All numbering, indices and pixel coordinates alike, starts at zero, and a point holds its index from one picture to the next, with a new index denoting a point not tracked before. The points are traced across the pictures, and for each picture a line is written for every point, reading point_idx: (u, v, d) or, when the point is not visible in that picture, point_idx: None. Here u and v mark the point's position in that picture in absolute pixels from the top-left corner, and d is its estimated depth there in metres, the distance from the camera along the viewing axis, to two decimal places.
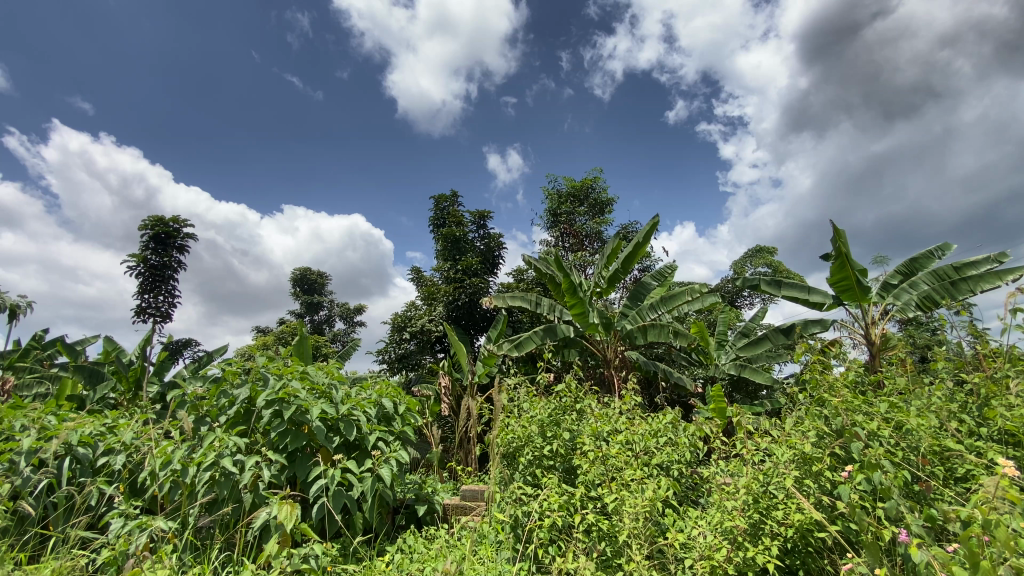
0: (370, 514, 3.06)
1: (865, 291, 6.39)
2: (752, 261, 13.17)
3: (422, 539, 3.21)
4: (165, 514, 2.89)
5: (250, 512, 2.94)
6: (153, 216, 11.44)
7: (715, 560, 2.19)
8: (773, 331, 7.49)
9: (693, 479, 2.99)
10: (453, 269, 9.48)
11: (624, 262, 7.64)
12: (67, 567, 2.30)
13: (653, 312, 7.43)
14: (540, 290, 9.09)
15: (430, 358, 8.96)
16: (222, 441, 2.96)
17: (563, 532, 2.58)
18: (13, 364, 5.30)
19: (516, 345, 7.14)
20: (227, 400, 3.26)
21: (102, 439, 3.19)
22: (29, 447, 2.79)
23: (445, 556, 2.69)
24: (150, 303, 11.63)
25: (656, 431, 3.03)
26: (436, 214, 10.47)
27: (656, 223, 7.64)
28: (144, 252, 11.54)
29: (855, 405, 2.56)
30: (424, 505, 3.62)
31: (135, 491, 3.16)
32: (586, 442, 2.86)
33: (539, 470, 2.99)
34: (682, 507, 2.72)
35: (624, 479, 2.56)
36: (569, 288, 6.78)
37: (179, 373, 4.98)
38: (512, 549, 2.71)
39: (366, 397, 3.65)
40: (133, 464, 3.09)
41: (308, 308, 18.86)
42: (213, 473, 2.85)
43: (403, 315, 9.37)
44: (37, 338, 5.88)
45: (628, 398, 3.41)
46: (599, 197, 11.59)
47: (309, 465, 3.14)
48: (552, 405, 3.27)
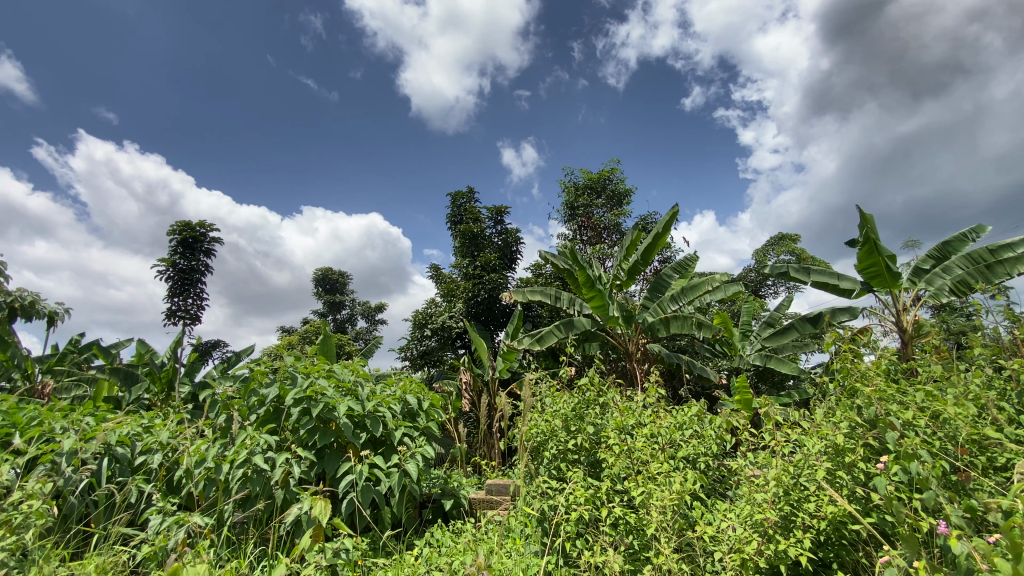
0: (398, 509, 3.11)
1: (896, 276, 6.20)
2: (775, 249, 12.91)
3: (450, 533, 3.24)
4: (202, 510, 2.98)
5: (282, 507, 3.00)
6: (180, 221, 11.77)
7: (746, 553, 2.17)
8: (800, 319, 7.33)
9: (720, 472, 2.95)
10: (471, 265, 9.52)
11: (644, 253, 7.56)
12: (111, 563, 2.39)
13: (675, 303, 7.35)
14: (559, 284, 9.07)
15: (451, 354, 9.04)
16: (254, 439, 3.04)
17: (591, 525, 2.57)
18: (52, 367, 5.52)
19: (537, 339, 7.14)
20: (257, 399, 3.35)
21: (139, 439, 3.31)
22: (71, 447, 2.91)
23: (473, 549, 2.71)
24: (180, 306, 11.97)
25: (682, 423, 3.01)
26: (453, 210, 10.50)
27: (676, 213, 7.54)
28: (173, 256, 11.89)
29: (889, 394, 2.49)
30: (450, 499, 3.66)
31: (173, 489, 3.27)
32: (611, 436, 2.85)
33: (564, 464, 2.99)
34: (711, 499, 2.69)
35: (651, 472, 2.53)
36: (587, 281, 6.75)
37: (209, 373, 5.12)
38: (540, 543, 2.72)
39: (391, 393, 3.71)
40: (170, 462, 3.20)
41: (330, 308, 19.16)
42: (246, 470, 2.93)
43: (423, 312, 9.46)
44: (75, 343, 6.10)
45: (653, 390, 3.38)
46: (617, 189, 11.49)
47: (339, 461, 3.21)
48: (575, 398, 3.25)
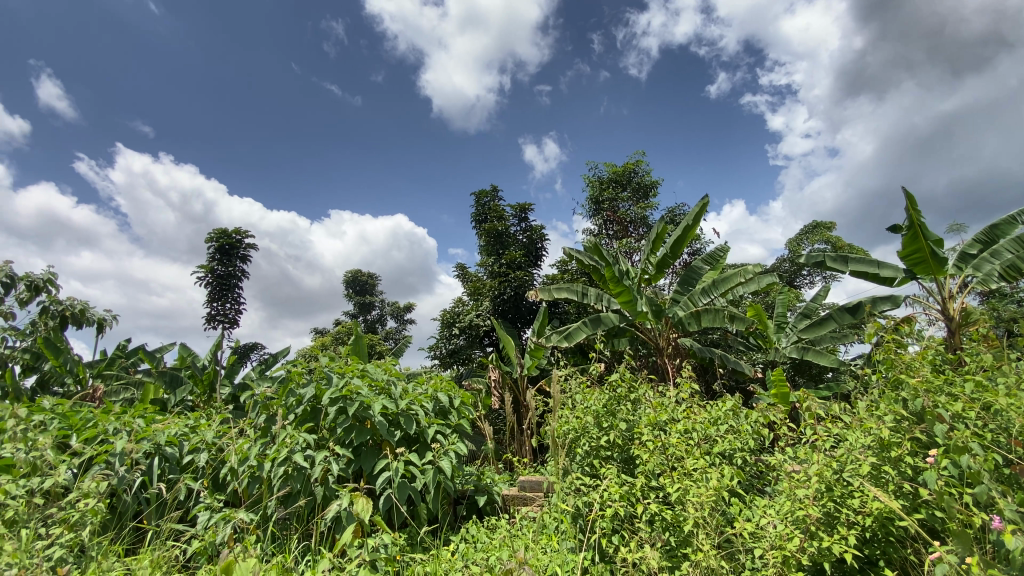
0: (433, 505, 3.16)
1: (941, 262, 5.93)
2: (809, 238, 12.53)
3: (484, 529, 3.27)
4: (247, 506, 3.09)
5: (323, 504, 3.09)
6: (218, 229, 12.22)
7: (787, 550, 2.12)
8: (838, 310, 7.09)
9: (758, 467, 2.89)
10: (497, 264, 9.55)
11: (673, 246, 7.44)
12: (164, 558, 2.51)
13: (706, 296, 7.23)
14: (586, 280, 9.01)
15: (479, 352, 9.10)
16: (294, 438, 3.13)
17: (626, 522, 2.56)
18: (102, 372, 5.82)
19: (565, 336, 7.12)
20: (295, 399, 3.45)
21: (186, 439, 3.46)
22: (124, 448, 3.07)
23: (509, 545, 2.74)
24: (219, 311, 12.42)
25: (717, 419, 2.96)
26: (478, 209, 10.55)
27: (705, 203, 7.40)
28: (211, 263, 12.33)
29: (937, 385, 2.39)
30: (484, 495, 3.69)
31: (219, 486, 3.40)
32: (644, 432, 2.82)
33: (596, 460, 2.98)
34: (749, 496, 2.64)
35: (687, 468, 2.50)
36: (614, 277, 6.68)
37: (248, 375, 5.30)
38: (576, 539, 2.73)
39: (423, 392, 3.77)
40: (216, 461, 3.34)
41: (361, 309, 19.58)
42: (287, 468, 3.03)
43: (451, 311, 9.56)
44: (123, 348, 6.40)
45: (686, 385, 3.33)
46: (643, 181, 11.35)
47: (375, 458, 3.28)
48: (606, 394, 3.22)
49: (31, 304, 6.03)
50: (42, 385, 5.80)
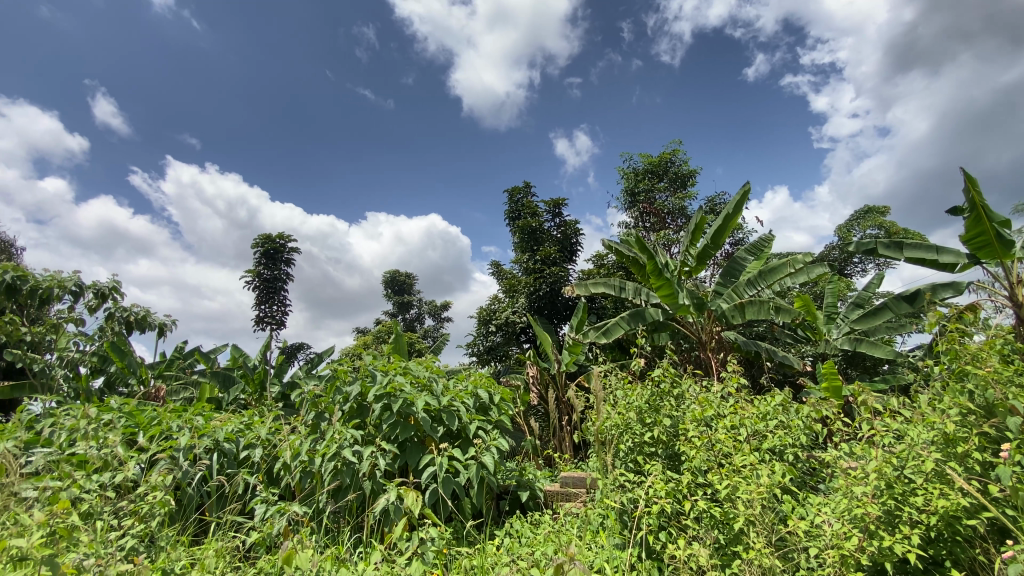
0: (477, 500, 3.20)
1: (1008, 245, 5.53)
2: (860, 223, 11.92)
3: (528, 524, 3.29)
4: (300, 499, 3.23)
5: (372, 497, 3.18)
6: (263, 234, 12.75)
7: (845, 549, 2.04)
8: (894, 299, 6.72)
9: (810, 464, 2.79)
10: (532, 260, 9.55)
11: (713, 236, 7.24)
12: (228, 548, 2.65)
13: (752, 287, 7.05)
14: (622, 273, 8.89)
15: (517, 349, 9.12)
16: (342, 434, 3.24)
17: (674, 519, 2.52)
18: (163, 372, 6.18)
19: (604, 331, 7.01)
20: (342, 396, 3.56)
21: (242, 435, 3.63)
22: (186, 443, 3.26)
23: (553, 541, 2.75)
24: (267, 313, 12.95)
25: (766, 414, 2.88)
26: (511, 206, 10.56)
27: (746, 191, 7.16)
28: (258, 267, 12.87)
29: (1007, 376, 2.23)
30: (526, 491, 3.70)
31: (273, 480, 3.55)
32: (689, 428, 2.76)
33: (640, 456, 2.94)
34: (803, 493, 2.55)
35: (736, 465, 2.43)
36: (654, 270, 6.57)
37: (295, 374, 5.50)
38: (621, 535, 2.71)
39: (463, 388, 3.83)
40: (269, 456, 3.48)
41: (399, 308, 20.02)
42: (337, 463, 3.13)
43: (487, 309, 9.64)
44: (180, 350, 6.77)
45: (731, 380, 3.25)
46: (680, 170, 11.11)
47: (420, 453, 3.37)
48: (649, 389, 3.18)
49: (98, 310, 6.45)
50: (110, 385, 6.20)
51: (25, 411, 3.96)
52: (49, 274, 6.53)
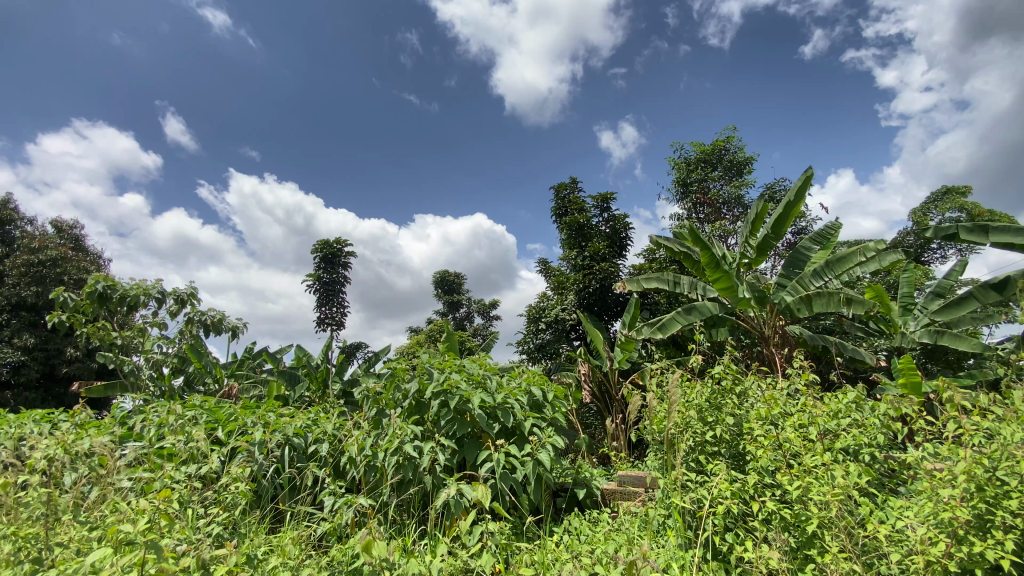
0: (535, 496, 3.23)
1: None
2: (938, 205, 11.04)
3: (586, 522, 3.28)
4: (367, 492, 3.37)
5: (433, 491, 3.29)
6: (322, 240, 13.39)
7: (931, 555, 1.90)
8: (980, 287, 6.17)
9: (889, 465, 2.62)
10: (581, 256, 9.46)
11: (774, 226, 6.92)
12: (302, 537, 2.81)
13: (818, 279, 6.66)
14: (676, 267, 8.67)
15: (567, 346, 9.08)
16: (403, 430, 3.35)
17: (741, 520, 2.45)
18: (235, 372, 6.59)
19: (659, 327, 6.84)
20: (401, 393, 3.69)
21: (309, 431, 3.82)
22: (260, 438, 3.48)
23: (612, 540, 2.74)
24: (327, 314, 13.57)
25: (837, 412, 2.76)
26: (558, 203, 10.52)
27: (809, 176, 6.80)
28: (318, 271, 13.52)
29: None
30: (583, 489, 3.69)
31: (340, 473, 3.71)
32: (754, 427, 2.65)
33: (702, 456, 2.85)
34: (882, 496, 2.40)
35: (808, 465, 2.32)
36: (710, 263, 6.37)
37: (355, 373, 5.73)
38: (684, 535, 2.65)
39: (517, 385, 3.88)
40: (336, 451, 3.66)
41: (449, 307, 20.42)
42: (399, 458, 3.24)
43: (537, 306, 9.67)
44: (250, 350, 7.20)
45: (798, 376, 3.11)
46: (735, 158, 10.77)
47: (478, 449, 3.45)
48: (709, 388, 3.10)
49: (178, 315, 6.98)
50: (189, 384, 6.69)
51: (119, 408, 4.36)
52: (135, 283, 7.13)
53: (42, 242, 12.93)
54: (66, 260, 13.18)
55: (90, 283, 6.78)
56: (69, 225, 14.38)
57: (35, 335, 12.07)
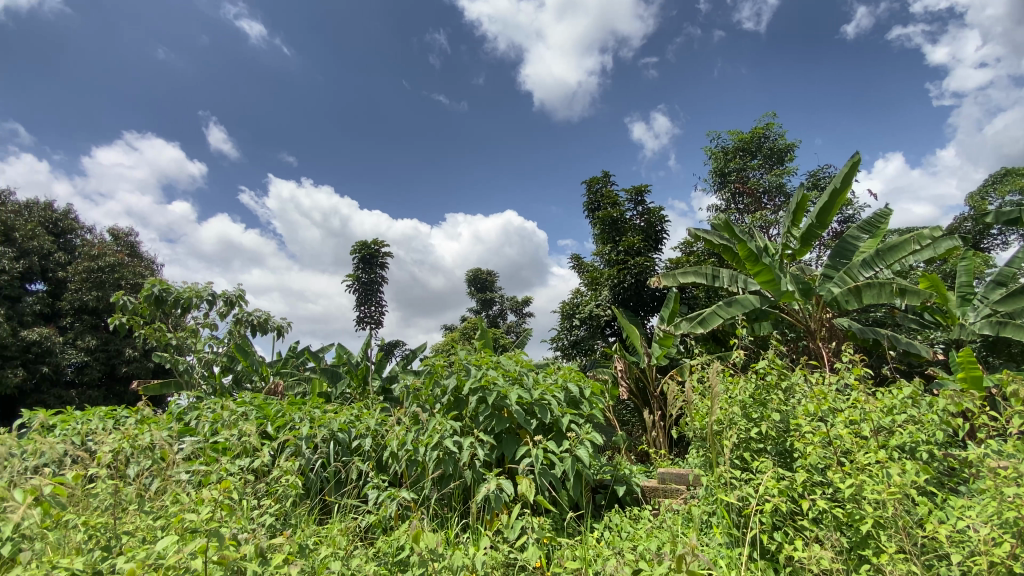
0: (574, 492, 3.22)
1: None
2: (998, 188, 10.39)
3: (628, 518, 3.27)
4: (409, 485, 3.45)
5: (474, 485, 3.34)
6: (360, 241, 13.74)
7: (996, 557, 1.79)
8: None
9: (949, 464, 2.49)
10: (614, 252, 9.35)
11: (818, 214, 6.66)
12: (350, 528, 2.91)
13: (867, 269, 6.37)
14: (714, 260, 8.48)
15: (602, 343, 9.02)
16: (443, 426, 3.41)
17: (789, 519, 2.39)
18: (280, 370, 6.86)
19: (699, 322, 6.69)
20: (440, 389, 3.76)
21: (353, 426, 3.93)
22: (306, 433, 3.62)
23: (654, 538, 2.72)
24: (366, 313, 13.92)
25: (891, 407, 2.65)
26: (590, 197, 10.44)
27: (855, 162, 6.51)
28: (357, 271, 13.87)
29: None
30: (623, 486, 3.67)
31: (383, 467, 3.81)
32: (802, 423, 2.57)
33: (747, 453, 2.78)
34: (941, 496, 2.28)
35: (861, 463, 2.24)
36: (751, 255, 6.19)
37: (394, 370, 5.85)
38: (729, 534, 2.60)
39: (554, 382, 3.89)
40: (378, 445, 3.76)
41: (483, 305, 20.57)
42: (440, 452, 3.29)
43: (571, 302, 9.64)
44: (293, 349, 7.47)
45: (848, 371, 3.00)
46: (775, 146, 10.45)
47: (516, 445, 3.49)
48: (753, 383, 3.02)
49: (227, 316, 7.31)
50: (237, 382, 7.00)
51: (175, 405, 4.60)
52: (187, 287, 7.51)
53: (101, 250, 13.75)
54: (123, 265, 13.99)
55: (147, 287, 7.18)
56: (125, 233, 15.28)
57: (97, 337, 12.87)
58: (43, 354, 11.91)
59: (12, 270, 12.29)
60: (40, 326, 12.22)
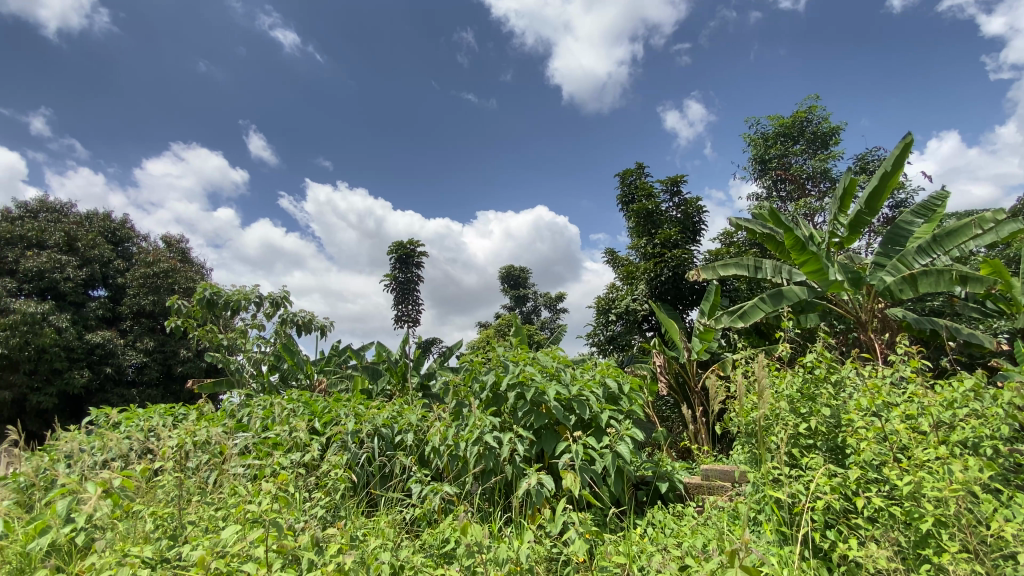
0: (616, 488, 3.20)
1: None
2: None
3: (671, 515, 3.23)
4: (451, 480, 3.52)
5: (515, 480, 3.38)
6: (397, 242, 14.03)
7: None
8: None
9: (1016, 461, 2.34)
10: (650, 244, 9.20)
11: (868, 200, 6.35)
12: (395, 520, 2.99)
13: (924, 256, 6.03)
14: (756, 251, 8.23)
15: (640, 338, 8.90)
16: (482, 421, 3.46)
17: (843, 517, 2.31)
18: (324, 368, 7.09)
19: (741, 316, 6.50)
20: (479, 385, 3.81)
21: (395, 421, 4.04)
22: (352, 429, 3.74)
23: (699, 535, 2.67)
24: (403, 312, 14.21)
25: (952, 401, 2.52)
26: (624, 190, 10.30)
27: (907, 143, 6.17)
28: (394, 271, 14.18)
29: None
30: (665, 482, 3.64)
31: (425, 462, 3.89)
32: (854, 418, 2.48)
33: (796, 449, 2.69)
34: (1008, 494, 2.15)
35: (920, 459, 2.15)
36: (796, 245, 5.98)
37: (432, 367, 5.96)
38: (778, 532, 2.54)
39: (592, 377, 3.88)
40: (420, 440, 3.85)
41: (516, 302, 20.62)
42: (480, 447, 3.34)
43: (607, 298, 9.55)
44: (335, 347, 7.71)
45: (903, 363, 2.87)
46: (819, 129, 10.04)
47: (555, 441, 3.50)
48: (800, 377, 2.95)
49: (273, 316, 7.61)
50: (284, 380, 7.28)
51: (229, 402, 4.84)
52: (235, 290, 7.87)
53: (155, 257, 14.57)
54: (176, 271, 14.77)
55: (199, 291, 7.57)
56: (177, 240, 16.13)
57: (154, 338, 13.63)
58: (106, 355, 12.71)
59: (77, 278, 13.14)
60: (103, 329, 13.03)
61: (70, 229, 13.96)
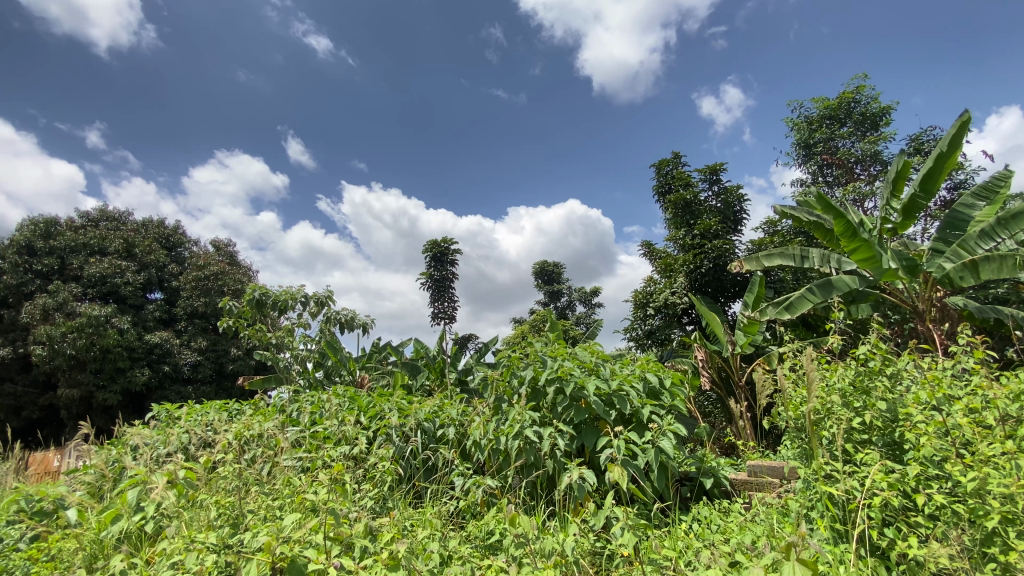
0: (659, 483, 3.18)
1: None
2: None
3: (717, 511, 3.18)
4: (493, 474, 3.57)
5: (557, 474, 3.40)
6: (432, 240, 14.25)
7: None
8: None
9: None
10: (689, 236, 9.01)
11: (923, 182, 6.01)
12: (440, 512, 3.07)
13: (987, 241, 5.64)
14: (801, 239, 7.94)
15: (679, 331, 8.74)
16: (522, 416, 3.48)
17: (902, 514, 2.22)
18: (366, 365, 7.30)
19: (787, 308, 6.29)
20: (518, 379, 3.84)
21: (437, 416, 4.12)
22: (396, 424, 3.85)
23: (746, 531, 2.63)
24: (440, 309, 14.43)
25: (1020, 394, 2.38)
26: (660, 181, 10.11)
27: (965, 121, 5.81)
28: (430, 269, 14.40)
29: None
30: (710, 478, 3.58)
31: (467, 456, 3.96)
32: (914, 412, 2.37)
33: (849, 444, 2.60)
34: None
35: (985, 455, 2.03)
36: (846, 232, 5.73)
37: (471, 362, 6.05)
38: (832, 529, 2.45)
39: (632, 372, 3.85)
40: (462, 435, 3.92)
41: (550, 297, 20.60)
42: (520, 442, 3.37)
43: (644, 291, 9.41)
44: (375, 344, 7.92)
45: (966, 355, 2.72)
46: (868, 110, 9.56)
47: (596, 435, 3.50)
48: (851, 371, 2.84)
49: (317, 315, 7.89)
50: (328, 376, 7.54)
51: (279, 398, 5.06)
52: (281, 290, 8.20)
53: (206, 260, 15.34)
54: (225, 273, 15.49)
55: (249, 292, 7.93)
56: (226, 244, 16.90)
57: (206, 338, 14.36)
58: (164, 354, 13.47)
59: (135, 281, 13.96)
60: (160, 330, 13.83)
61: (128, 236, 14.86)
